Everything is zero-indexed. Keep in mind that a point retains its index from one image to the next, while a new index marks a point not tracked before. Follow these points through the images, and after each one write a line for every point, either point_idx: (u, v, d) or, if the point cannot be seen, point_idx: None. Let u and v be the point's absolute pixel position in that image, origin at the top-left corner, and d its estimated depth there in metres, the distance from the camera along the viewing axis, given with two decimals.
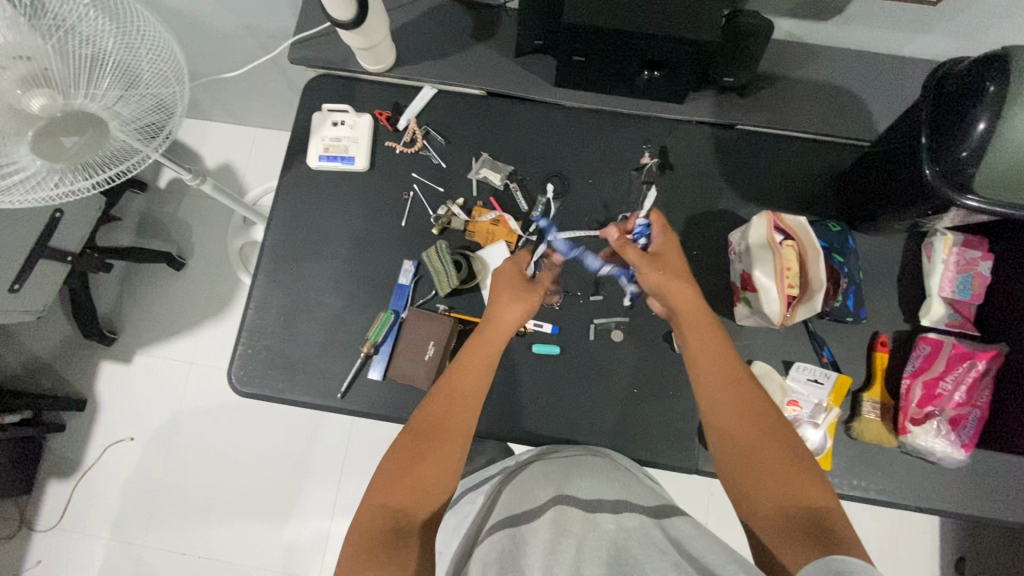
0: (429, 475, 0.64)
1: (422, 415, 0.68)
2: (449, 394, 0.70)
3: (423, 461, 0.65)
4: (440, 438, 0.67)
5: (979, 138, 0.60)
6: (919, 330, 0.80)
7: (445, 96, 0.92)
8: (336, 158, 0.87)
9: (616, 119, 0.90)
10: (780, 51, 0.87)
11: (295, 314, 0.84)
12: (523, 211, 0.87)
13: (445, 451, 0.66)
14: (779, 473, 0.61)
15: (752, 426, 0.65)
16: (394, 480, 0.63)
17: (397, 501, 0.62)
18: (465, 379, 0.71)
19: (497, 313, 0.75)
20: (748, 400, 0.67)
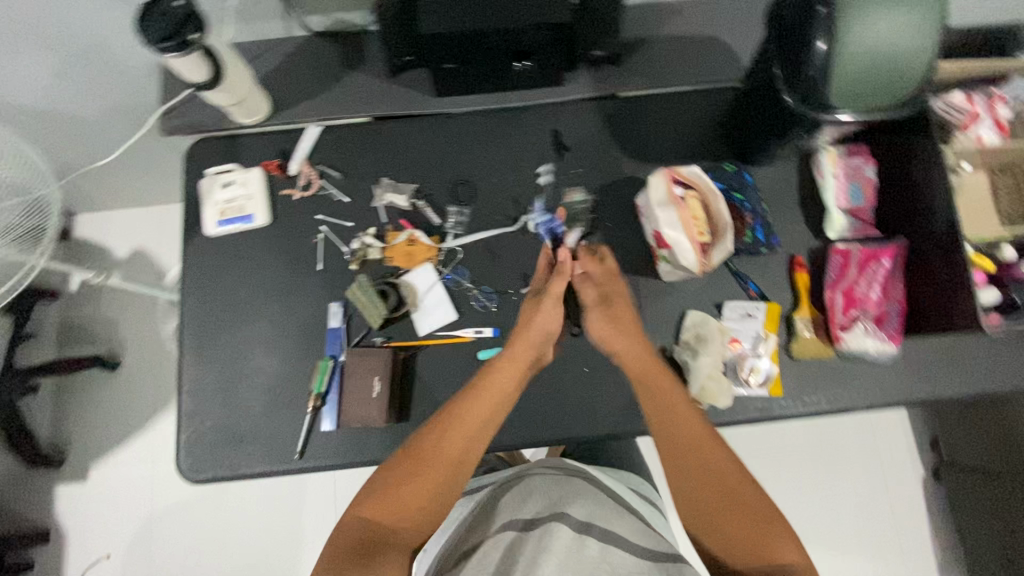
0: (417, 499, 0.68)
1: (436, 440, 0.71)
2: (466, 429, 0.72)
3: (423, 482, 0.68)
4: (447, 457, 0.70)
5: (827, 63, 0.63)
6: (830, 243, 0.85)
7: (332, 131, 0.91)
8: (235, 220, 0.85)
9: (504, 114, 0.91)
10: (639, 15, 0.91)
11: (234, 387, 0.81)
12: (437, 225, 0.86)
13: (443, 466, 0.69)
14: (749, 521, 0.65)
15: (722, 469, 0.69)
16: (390, 499, 0.67)
17: (378, 514, 0.67)
18: (480, 407, 0.73)
19: (521, 352, 0.76)
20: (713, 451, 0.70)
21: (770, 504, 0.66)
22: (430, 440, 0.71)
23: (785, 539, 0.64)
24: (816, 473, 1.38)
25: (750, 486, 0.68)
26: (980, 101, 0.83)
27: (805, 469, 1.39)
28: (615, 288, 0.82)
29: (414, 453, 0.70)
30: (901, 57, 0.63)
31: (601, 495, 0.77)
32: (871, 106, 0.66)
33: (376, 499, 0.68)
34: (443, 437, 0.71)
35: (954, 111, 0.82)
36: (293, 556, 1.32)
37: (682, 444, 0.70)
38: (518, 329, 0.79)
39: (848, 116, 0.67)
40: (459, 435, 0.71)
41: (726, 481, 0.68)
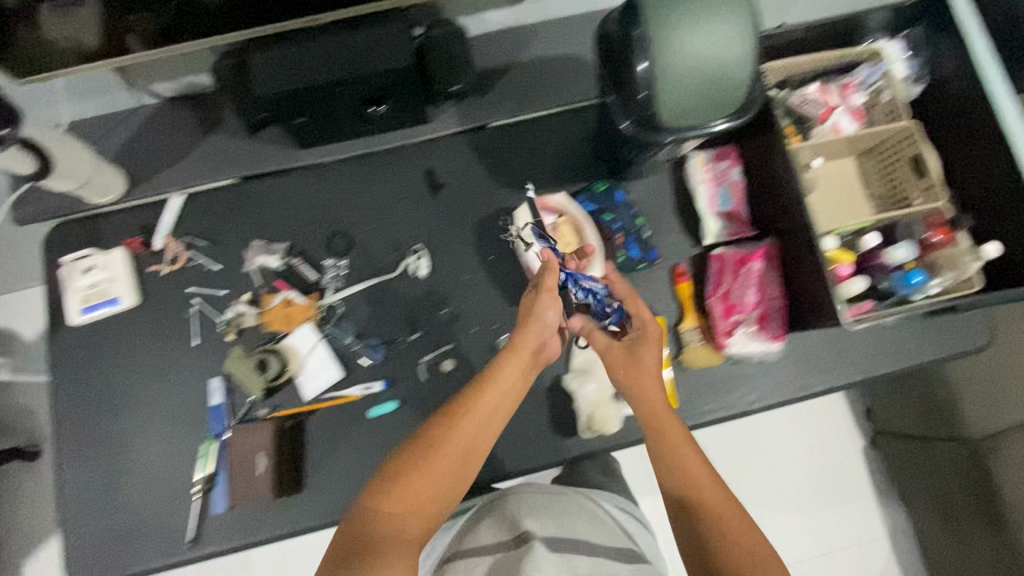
0: (433, 488, 0.57)
1: (448, 428, 0.60)
2: (479, 418, 0.61)
3: (439, 470, 0.58)
4: (458, 447, 0.59)
5: (673, 91, 0.62)
6: (708, 249, 0.85)
7: (197, 198, 0.87)
8: (100, 306, 0.81)
9: (374, 158, 0.89)
10: (497, 44, 0.90)
11: (119, 480, 0.78)
12: (313, 282, 0.84)
13: (452, 458, 0.59)
14: (744, 551, 0.56)
15: (712, 493, 0.60)
16: (404, 490, 0.56)
17: (389, 507, 0.55)
18: (491, 394, 0.63)
19: (527, 340, 0.68)
20: (704, 476, 0.61)
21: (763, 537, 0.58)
22: (436, 430, 0.60)
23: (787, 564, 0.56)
24: (762, 461, 1.39)
25: (733, 511, 0.59)
26: (834, 91, 0.83)
27: (752, 455, 1.40)
28: (646, 343, 0.71)
29: (426, 441, 0.59)
30: (730, 62, 0.62)
31: (581, 507, 0.77)
32: (733, 109, 0.65)
33: (387, 492, 0.56)
34: (455, 425, 0.60)
35: (809, 104, 0.83)
36: None
37: (676, 464, 0.63)
38: (527, 322, 0.69)
39: (724, 123, 0.65)
40: (481, 424, 0.61)
41: (716, 509, 0.59)
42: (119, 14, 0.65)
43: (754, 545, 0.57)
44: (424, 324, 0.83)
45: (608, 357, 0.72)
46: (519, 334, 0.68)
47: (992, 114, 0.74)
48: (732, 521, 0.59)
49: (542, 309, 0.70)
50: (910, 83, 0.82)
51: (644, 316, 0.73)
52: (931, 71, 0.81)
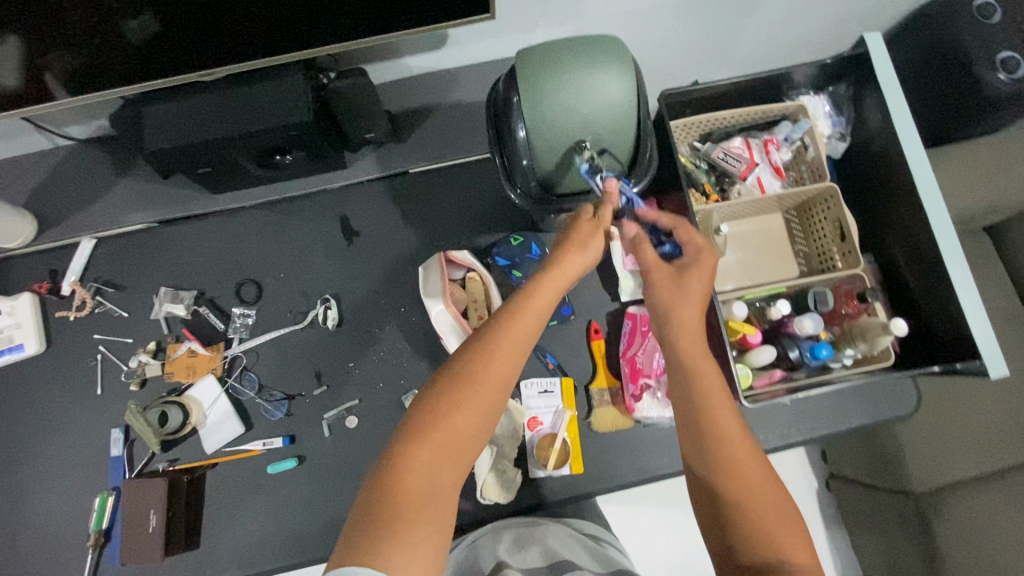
0: (461, 435, 0.52)
1: (485, 358, 0.55)
2: (513, 354, 0.56)
3: (469, 416, 0.53)
4: (496, 384, 0.55)
5: (583, 156, 0.61)
6: (624, 306, 0.83)
7: (109, 242, 0.86)
8: (3, 353, 0.80)
9: (290, 205, 0.87)
10: (419, 90, 0.88)
11: (12, 529, 0.77)
12: (220, 331, 0.83)
13: (493, 394, 0.54)
14: (756, 505, 0.52)
15: (740, 446, 0.55)
16: (435, 439, 0.52)
17: (422, 457, 0.51)
18: (528, 320, 0.57)
19: (570, 271, 0.60)
20: (733, 426, 0.55)
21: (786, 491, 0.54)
22: (472, 370, 0.54)
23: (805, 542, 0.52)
24: None
25: (756, 468, 0.54)
26: (756, 148, 0.81)
27: None
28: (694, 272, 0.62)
29: (461, 375, 0.54)
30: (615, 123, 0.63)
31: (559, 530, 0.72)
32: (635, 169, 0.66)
33: (416, 441, 0.51)
34: (494, 356, 0.55)
35: (731, 158, 0.80)
36: None
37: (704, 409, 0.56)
38: (567, 252, 0.61)
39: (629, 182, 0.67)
40: (511, 365, 0.56)
41: (739, 461, 0.54)
42: (34, 54, 0.62)
43: (771, 502, 0.53)
44: (329, 377, 0.81)
45: (648, 274, 0.63)
46: (551, 268, 0.60)
47: (909, 179, 0.71)
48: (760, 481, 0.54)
49: (589, 240, 0.62)
50: (836, 138, 0.80)
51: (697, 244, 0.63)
52: (855, 130, 0.80)
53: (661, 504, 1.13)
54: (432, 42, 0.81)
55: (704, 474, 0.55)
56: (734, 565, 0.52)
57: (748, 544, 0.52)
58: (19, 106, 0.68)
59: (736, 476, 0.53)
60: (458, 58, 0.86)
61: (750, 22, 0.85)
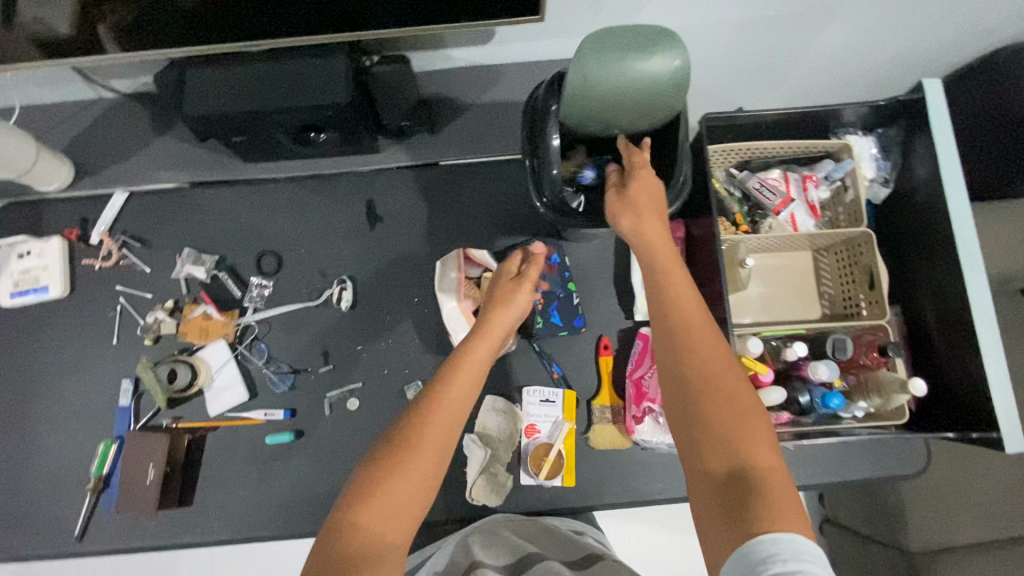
0: (409, 488, 0.54)
1: (420, 420, 0.58)
2: (452, 408, 0.59)
3: (417, 468, 0.55)
4: (437, 439, 0.57)
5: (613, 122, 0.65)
6: (637, 324, 0.82)
7: (141, 197, 0.88)
8: (28, 292, 0.83)
9: (319, 182, 0.88)
10: (459, 82, 0.87)
11: (20, 463, 0.80)
12: (236, 298, 0.84)
13: (436, 446, 0.57)
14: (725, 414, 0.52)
15: (716, 361, 0.55)
16: (385, 493, 0.53)
17: (372, 513, 0.52)
18: (466, 381, 0.61)
19: (500, 324, 0.68)
20: (703, 343, 0.56)
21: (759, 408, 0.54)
22: (418, 417, 0.58)
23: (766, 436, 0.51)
24: None
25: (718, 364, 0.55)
26: (794, 182, 0.79)
27: None
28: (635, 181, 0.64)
29: (403, 433, 0.57)
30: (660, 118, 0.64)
31: (539, 527, 0.73)
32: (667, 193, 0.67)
33: (365, 499, 0.53)
34: (432, 411, 0.58)
35: (766, 190, 0.78)
36: None
37: (678, 330, 0.57)
38: (495, 310, 0.69)
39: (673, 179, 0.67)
40: (451, 416, 0.59)
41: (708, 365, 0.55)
42: (87, 7, 0.63)
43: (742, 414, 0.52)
44: (336, 357, 0.82)
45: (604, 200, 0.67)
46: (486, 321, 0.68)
47: (949, 235, 0.69)
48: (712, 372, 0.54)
49: (511, 296, 0.71)
50: (880, 182, 0.78)
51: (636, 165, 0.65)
52: (900, 176, 0.77)
53: (650, 525, 1.12)
54: (478, 36, 0.80)
55: (677, 392, 0.55)
56: (704, 478, 0.51)
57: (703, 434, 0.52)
58: (66, 54, 0.69)
59: (709, 388, 0.53)
60: (501, 55, 0.85)
61: (803, 51, 0.82)
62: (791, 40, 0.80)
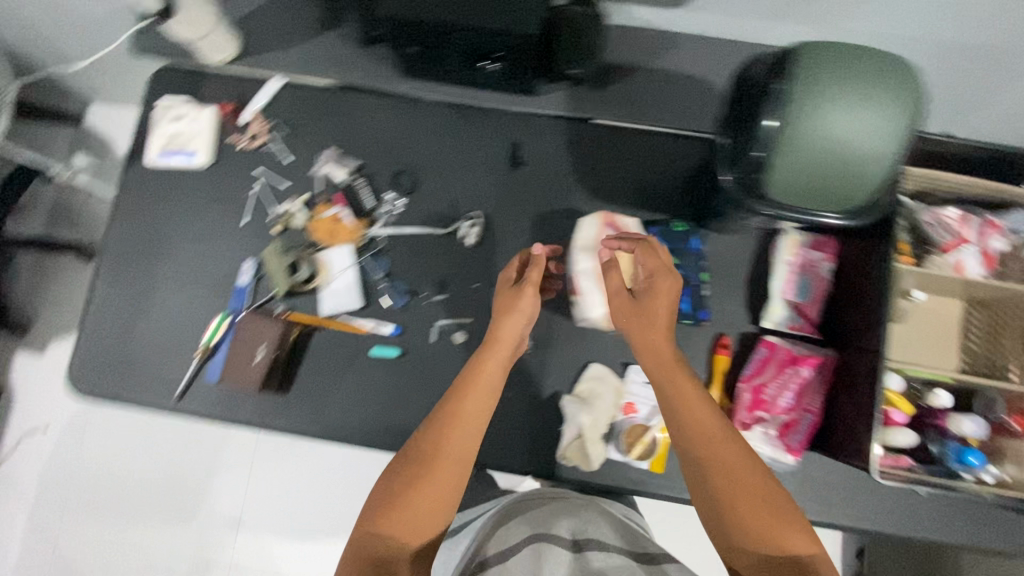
0: (423, 507, 0.58)
1: (433, 441, 0.61)
2: (461, 433, 0.62)
3: (431, 487, 0.59)
4: (452, 457, 0.60)
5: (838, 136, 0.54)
6: (763, 332, 0.78)
7: (296, 89, 0.88)
8: (175, 155, 0.85)
9: (468, 113, 0.86)
10: (635, 41, 0.81)
11: (137, 314, 0.83)
12: (367, 208, 0.84)
13: (448, 469, 0.60)
14: (740, 492, 0.56)
15: (742, 459, 0.58)
16: (402, 511, 0.58)
17: (393, 528, 0.58)
18: (472, 406, 0.63)
19: (507, 335, 0.67)
20: (707, 423, 0.60)
21: (775, 485, 0.57)
22: (429, 438, 0.61)
23: (798, 528, 0.55)
24: None
25: (741, 459, 0.58)
26: (973, 227, 0.74)
27: None
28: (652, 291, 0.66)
29: (412, 457, 0.61)
30: (846, 205, 0.59)
31: (594, 507, 0.73)
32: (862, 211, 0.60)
33: (385, 513, 0.58)
34: (443, 436, 0.61)
35: (940, 228, 0.74)
36: (206, 480, 1.40)
37: (686, 412, 0.60)
38: (502, 319, 0.68)
39: (843, 220, 0.60)
40: (456, 435, 0.61)
41: (732, 462, 0.58)
42: None
43: (761, 496, 0.56)
44: (453, 288, 0.82)
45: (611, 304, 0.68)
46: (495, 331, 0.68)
47: None
48: (736, 468, 0.58)
49: (514, 304, 0.69)
50: None
51: (654, 271, 0.67)
52: None
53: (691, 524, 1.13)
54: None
55: (701, 483, 0.58)
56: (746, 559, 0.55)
57: (745, 533, 0.55)
58: None
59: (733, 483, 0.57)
60: (689, 21, 0.80)
61: (1021, 86, 0.75)
62: (1013, 72, 0.73)
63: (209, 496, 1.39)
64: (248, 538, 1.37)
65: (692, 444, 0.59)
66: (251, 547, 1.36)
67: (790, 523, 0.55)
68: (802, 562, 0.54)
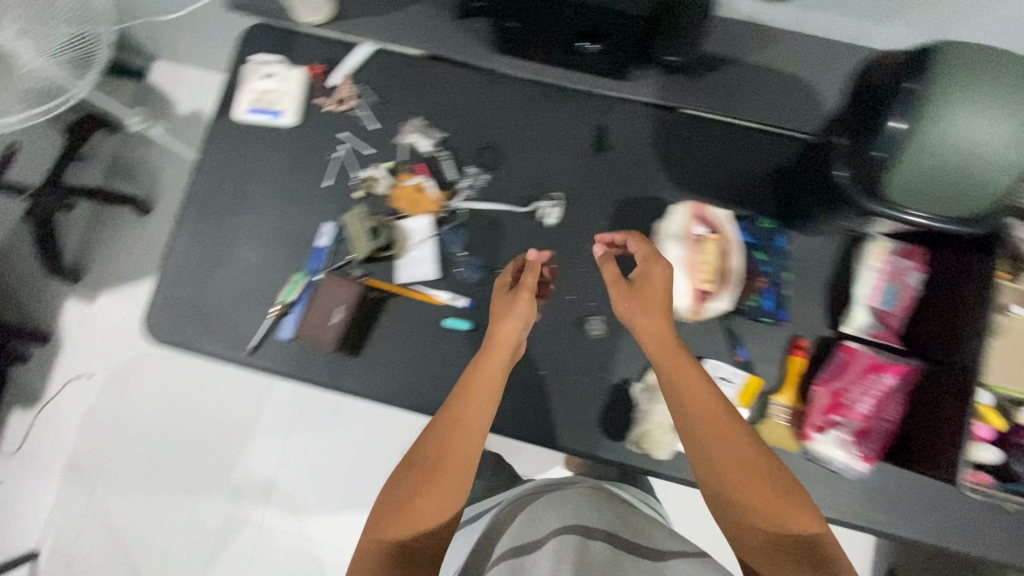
0: (432, 506, 0.62)
1: (441, 440, 0.64)
2: (463, 432, 0.65)
3: (439, 488, 0.62)
4: (457, 458, 0.64)
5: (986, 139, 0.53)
6: (841, 336, 0.78)
7: (385, 56, 0.88)
8: (263, 112, 0.85)
9: (556, 93, 0.86)
10: (732, 33, 0.82)
11: (215, 267, 0.83)
12: (449, 181, 0.84)
13: (452, 467, 0.63)
14: (746, 477, 0.61)
15: (745, 446, 0.62)
16: (414, 511, 0.61)
17: (405, 529, 0.61)
18: (472, 407, 0.66)
19: (506, 338, 0.69)
20: (711, 410, 0.64)
21: (775, 466, 0.62)
22: (438, 438, 0.65)
23: (803, 507, 0.59)
24: None
25: (744, 446, 0.63)
26: None
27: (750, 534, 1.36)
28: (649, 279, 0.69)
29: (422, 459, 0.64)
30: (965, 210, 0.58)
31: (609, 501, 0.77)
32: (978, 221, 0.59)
33: (393, 517, 0.61)
34: (448, 436, 0.65)
35: None
36: (244, 439, 1.42)
37: (687, 400, 0.64)
38: (501, 323, 0.70)
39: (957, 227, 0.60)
40: (460, 432, 0.65)
41: (737, 449, 0.62)
42: None
43: (765, 481, 0.61)
44: None
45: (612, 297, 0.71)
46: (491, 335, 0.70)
47: None
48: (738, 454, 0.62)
49: (512, 307, 0.71)
50: None
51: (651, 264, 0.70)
52: None
53: None
54: None
55: (710, 467, 0.63)
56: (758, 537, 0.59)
57: (754, 513, 0.60)
58: None
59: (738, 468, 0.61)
60: (791, 17, 0.79)
61: None
62: None
63: (246, 455, 1.41)
64: (279, 500, 1.39)
65: (697, 430, 0.64)
66: (283, 508, 1.38)
67: (795, 501, 0.60)
68: (808, 539, 0.58)
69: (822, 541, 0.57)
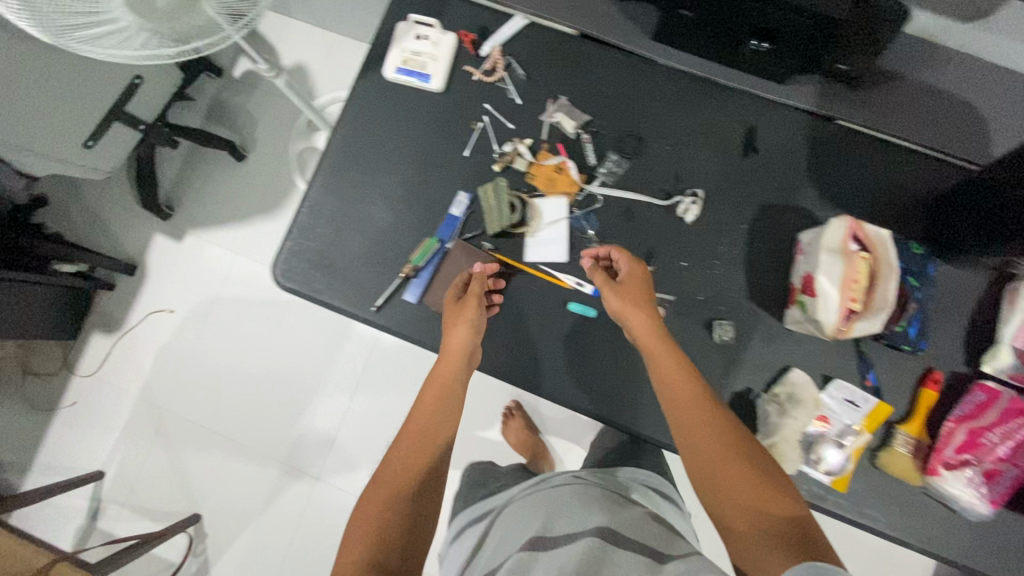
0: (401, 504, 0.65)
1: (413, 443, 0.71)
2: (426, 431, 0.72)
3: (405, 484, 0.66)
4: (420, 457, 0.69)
5: None
6: (976, 374, 0.76)
7: (538, 31, 0.87)
8: (412, 74, 0.85)
9: (706, 88, 0.84)
10: (906, 49, 0.78)
11: (347, 222, 0.84)
12: (589, 164, 0.84)
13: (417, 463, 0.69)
14: (723, 469, 0.63)
15: (727, 436, 0.65)
16: (384, 514, 0.63)
17: (378, 533, 0.62)
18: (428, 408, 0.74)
19: (456, 346, 0.75)
20: (690, 401, 0.67)
21: (756, 457, 0.64)
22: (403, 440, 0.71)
23: (783, 495, 0.61)
24: None
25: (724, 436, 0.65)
26: None
27: None
28: (622, 289, 0.73)
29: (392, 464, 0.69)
30: None
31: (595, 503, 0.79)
32: None
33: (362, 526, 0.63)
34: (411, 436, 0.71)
35: None
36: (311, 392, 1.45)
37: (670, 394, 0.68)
38: (449, 330, 0.75)
39: None
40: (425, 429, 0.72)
41: (711, 440, 0.65)
42: None
43: (744, 474, 0.63)
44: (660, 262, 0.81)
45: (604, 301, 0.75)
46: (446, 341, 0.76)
47: None
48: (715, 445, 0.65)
49: (465, 310, 0.76)
50: None
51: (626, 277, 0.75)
52: None
53: None
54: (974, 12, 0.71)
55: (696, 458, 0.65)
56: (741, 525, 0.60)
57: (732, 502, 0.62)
58: None
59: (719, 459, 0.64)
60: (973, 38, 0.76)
61: None
62: None
63: (311, 407, 1.44)
64: (337, 455, 1.41)
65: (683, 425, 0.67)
66: (342, 462, 1.41)
67: (775, 488, 0.61)
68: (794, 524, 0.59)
69: (800, 522, 0.59)
